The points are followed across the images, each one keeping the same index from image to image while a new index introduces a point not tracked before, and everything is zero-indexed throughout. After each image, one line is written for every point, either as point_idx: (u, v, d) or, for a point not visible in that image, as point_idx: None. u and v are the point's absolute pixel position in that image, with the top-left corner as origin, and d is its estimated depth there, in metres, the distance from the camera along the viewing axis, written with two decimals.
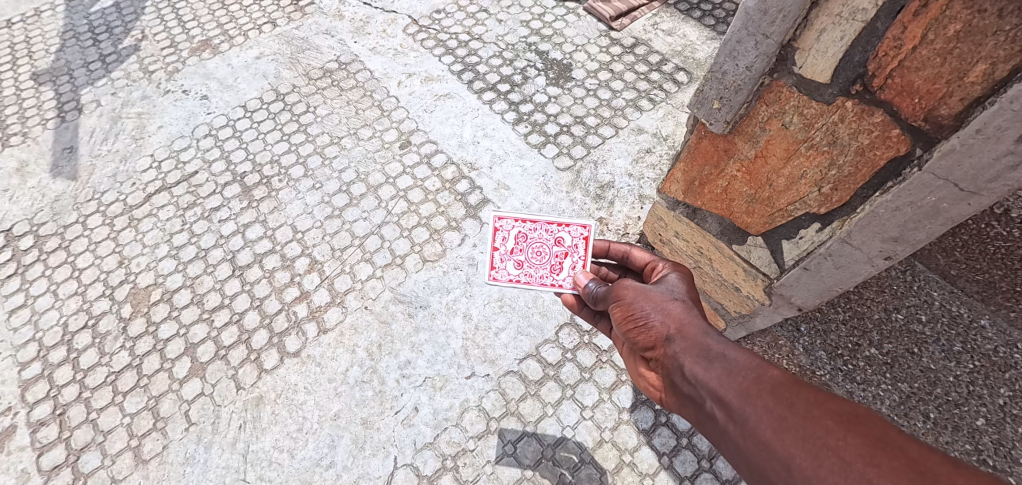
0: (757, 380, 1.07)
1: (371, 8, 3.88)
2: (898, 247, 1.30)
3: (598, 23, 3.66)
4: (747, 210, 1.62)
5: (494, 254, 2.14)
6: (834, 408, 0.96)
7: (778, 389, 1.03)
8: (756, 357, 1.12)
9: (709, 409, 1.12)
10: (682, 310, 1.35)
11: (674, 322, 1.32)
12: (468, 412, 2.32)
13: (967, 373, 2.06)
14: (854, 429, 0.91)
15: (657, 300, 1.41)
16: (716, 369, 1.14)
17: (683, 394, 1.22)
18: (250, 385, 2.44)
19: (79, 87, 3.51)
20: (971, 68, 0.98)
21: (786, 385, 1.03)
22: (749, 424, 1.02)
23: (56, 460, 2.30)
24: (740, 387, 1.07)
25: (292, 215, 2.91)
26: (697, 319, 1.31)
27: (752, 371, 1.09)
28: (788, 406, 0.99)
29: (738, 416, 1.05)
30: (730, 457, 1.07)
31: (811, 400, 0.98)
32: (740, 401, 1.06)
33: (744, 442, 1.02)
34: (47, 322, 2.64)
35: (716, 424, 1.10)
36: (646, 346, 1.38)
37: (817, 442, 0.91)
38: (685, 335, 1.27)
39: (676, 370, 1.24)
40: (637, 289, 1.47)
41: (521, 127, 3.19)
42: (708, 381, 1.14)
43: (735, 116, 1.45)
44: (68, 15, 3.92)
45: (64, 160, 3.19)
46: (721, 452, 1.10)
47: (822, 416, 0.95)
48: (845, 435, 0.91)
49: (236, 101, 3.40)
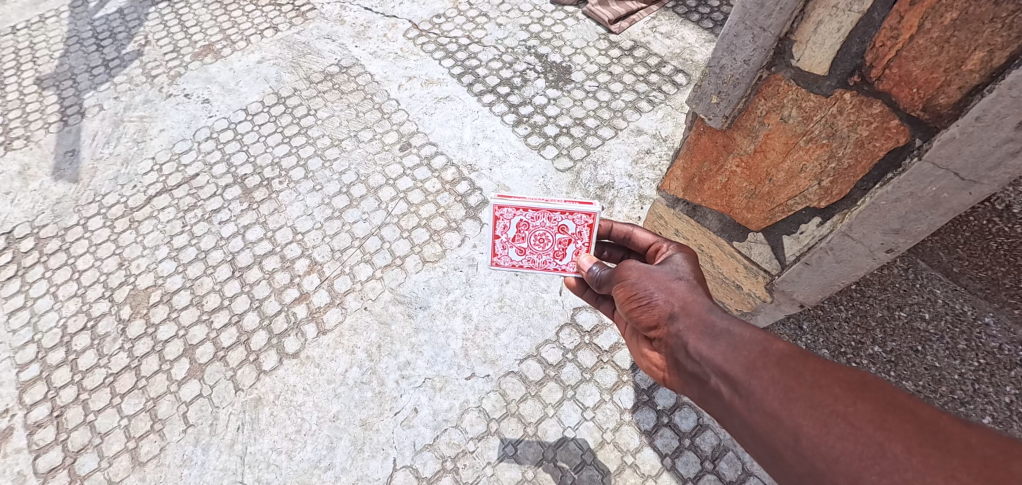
0: (762, 353, 1.05)
1: (371, 12, 3.90)
2: (899, 240, 1.29)
3: (597, 26, 3.67)
4: (747, 206, 1.61)
5: (496, 241, 2.12)
6: (842, 377, 0.94)
7: (784, 361, 1.01)
8: (761, 330, 1.11)
9: (714, 384, 1.11)
10: (686, 289, 1.34)
11: (678, 301, 1.31)
12: (468, 413, 2.30)
13: (972, 371, 2.04)
14: (863, 396, 0.90)
15: (659, 280, 1.40)
16: (721, 344, 1.13)
17: (687, 371, 1.21)
18: (248, 386, 2.42)
19: (82, 91, 3.53)
20: (969, 56, 0.97)
21: (792, 357, 1.02)
22: (755, 396, 1.00)
23: (54, 462, 2.28)
24: (745, 361, 1.06)
25: (293, 216, 2.91)
26: (701, 297, 1.30)
27: (757, 344, 1.08)
28: (795, 376, 0.97)
29: (744, 389, 1.03)
30: (735, 432, 1.06)
31: (818, 369, 0.97)
32: (745, 374, 1.04)
33: (750, 414, 1.00)
34: (46, 324, 2.63)
35: (721, 399, 1.09)
36: (649, 326, 1.36)
37: (825, 410, 0.90)
38: (689, 313, 1.26)
39: (679, 347, 1.23)
40: (640, 269, 1.45)
41: (521, 129, 3.19)
42: (712, 357, 1.13)
43: (734, 112, 1.43)
44: (72, 21, 3.95)
45: (66, 163, 3.20)
46: (726, 427, 1.09)
47: (830, 385, 0.93)
48: (854, 401, 0.89)
49: (237, 105, 3.41)
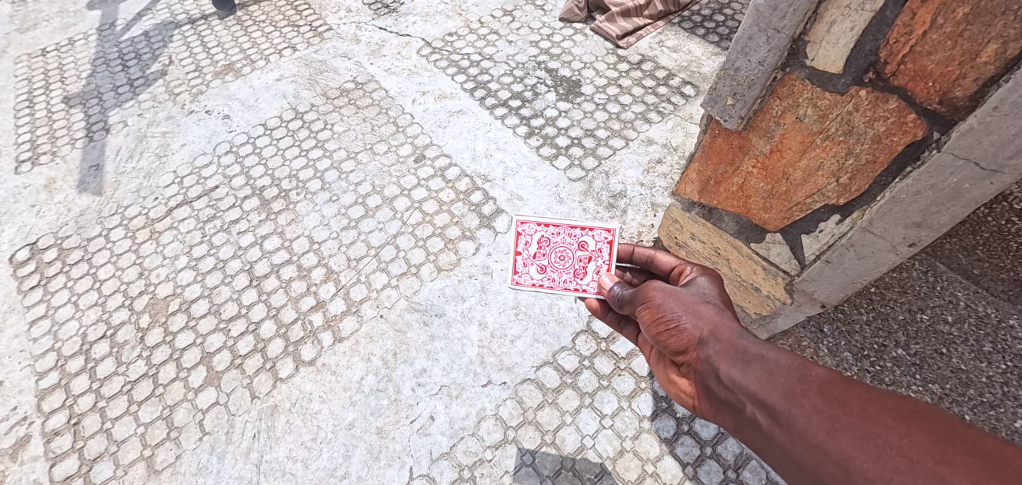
0: (802, 380, 1.05)
1: (386, 32, 4.00)
2: (922, 233, 1.26)
3: (605, 42, 3.74)
4: (764, 206, 1.60)
5: (517, 258, 2.15)
6: (891, 405, 0.94)
7: (826, 388, 1.01)
8: (798, 356, 1.11)
9: (751, 413, 1.11)
10: (714, 311, 1.33)
11: (706, 324, 1.30)
12: (484, 421, 2.29)
13: (1000, 374, 1.99)
14: (917, 426, 0.89)
15: (686, 301, 1.39)
16: (756, 371, 1.13)
17: (720, 399, 1.20)
18: (265, 394, 2.43)
19: (107, 109, 3.64)
20: (982, 49, 0.97)
21: (835, 384, 1.02)
22: (798, 426, 1.00)
23: (70, 470, 2.30)
24: (784, 388, 1.06)
25: (309, 226, 2.95)
26: (729, 321, 1.29)
27: (795, 370, 1.08)
28: (840, 404, 0.97)
29: (784, 419, 1.03)
30: (778, 463, 1.05)
31: (865, 398, 0.97)
32: (785, 403, 1.04)
33: (794, 445, 1.00)
34: (67, 333, 2.68)
35: (760, 429, 1.08)
36: (676, 349, 1.35)
37: (877, 441, 0.90)
38: (718, 337, 1.25)
39: (711, 374, 1.22)
40: (665, 289, 1.44)
41: (533, 140, 3.23)
42: (748, 384, 1.13)
43: (749, 113, 1.43)
44: (100, 43, 4.10)
45: (90, 177, 3.29)
46: (766, 458, 1.08)
47: (880, 414, 0.93)
48: (909, 432, 0.89)
49: (256, 120, 3.49)
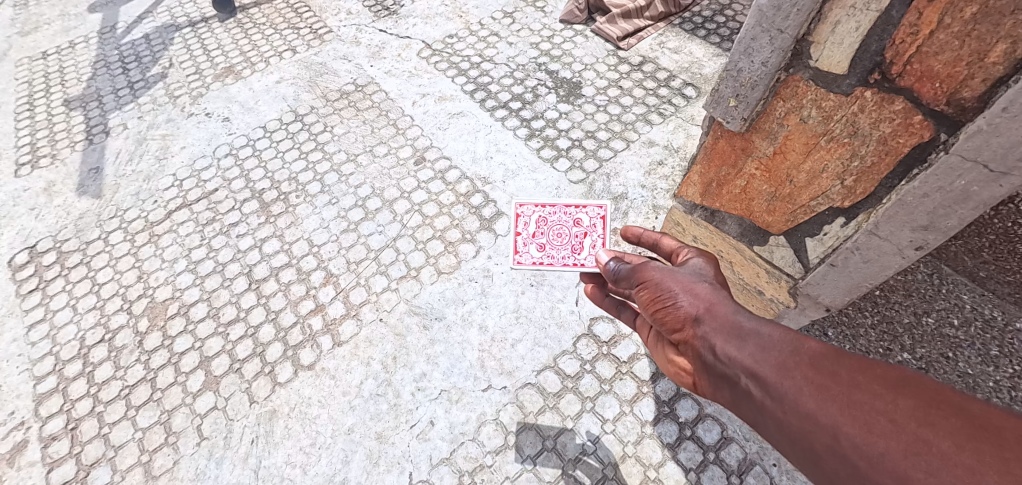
0: (794, 352, 1.03)
1: (386, 34, 3.99)
2: (929, 236, 1.24)
3: (606, 43, 3.72)
4: (768, 208, 1.58)
5: (517, 239, 2.19)
6: (881, 373, 0.92)
7: (817, 359, 0.99)
8: (790, 330, 1.08)
9: (743, 385, 1.09)
10: (710, 289, 1.31)
11: (702, 302, 1.28)
12: (485, 426, 2.26)
13: (1007, 378, 1.97)
14: (904, 393, 0.87)
15: (682, 281, 1.36)
16: (749, 344, 1.11)
17: (716, 374, 1.17)
18: (264, 398, 2.41)
19: (107, 112, 3.63)
20: (991, 49, 0.94)
21: (826, 355, 0.99)
22: (788, 397, 0.98)
23: (67, 475, 2.28)
24: (775, 360, 1.04)
25: (309, 229, 2.94)
26: (725, 298, 1.27)
27: (786, 343, 1.06)
28: (830, 374, 0.96)
29: (775, 391, 1.01)
30: (769, 433, 1.03)
31: (854, 368, 0.95)
32: (776, 374, 1.02)
33: (783, 415, 0.98)
34: (66, 336, 2.66)
35: (753, 401, 1.06)
36: (672, 327, 1.33)
37: (866, 408, 0.88)
38: (713, 314, 1.23)
39: (704, 348, 1.20)
40: (661, 270, 1.42)
41: (533, 142, 3.21)
42: (741, 357, 1.11)
43: (752, 114, 1.41)
44: (100, 46, 4.10)
45: (90, 180, 3.28)
46: (759, 429, 1.06)
47: (869, 383, 0.91)
48: (895, 398, 0.87)
49: (256, 123, 3.48)
